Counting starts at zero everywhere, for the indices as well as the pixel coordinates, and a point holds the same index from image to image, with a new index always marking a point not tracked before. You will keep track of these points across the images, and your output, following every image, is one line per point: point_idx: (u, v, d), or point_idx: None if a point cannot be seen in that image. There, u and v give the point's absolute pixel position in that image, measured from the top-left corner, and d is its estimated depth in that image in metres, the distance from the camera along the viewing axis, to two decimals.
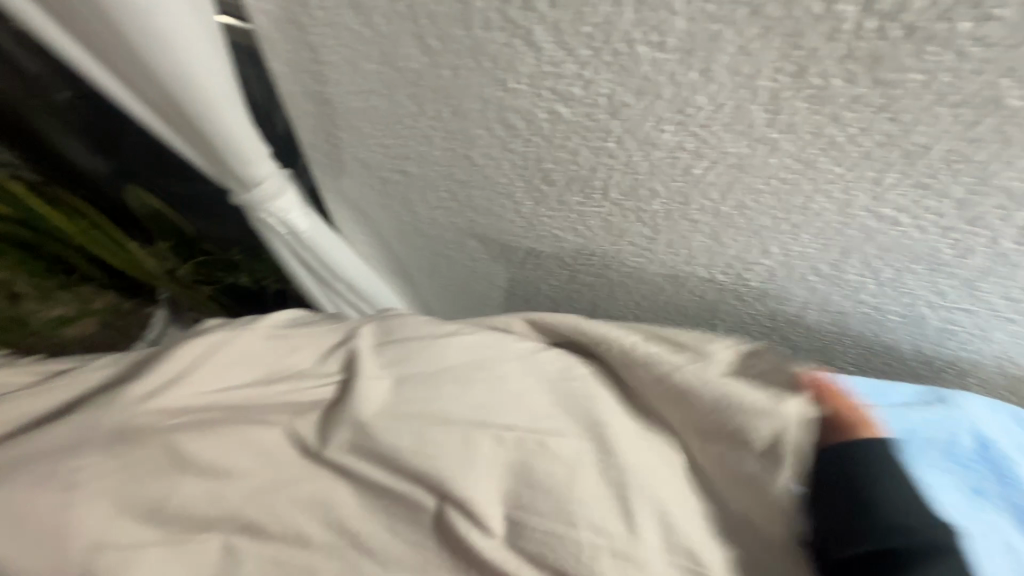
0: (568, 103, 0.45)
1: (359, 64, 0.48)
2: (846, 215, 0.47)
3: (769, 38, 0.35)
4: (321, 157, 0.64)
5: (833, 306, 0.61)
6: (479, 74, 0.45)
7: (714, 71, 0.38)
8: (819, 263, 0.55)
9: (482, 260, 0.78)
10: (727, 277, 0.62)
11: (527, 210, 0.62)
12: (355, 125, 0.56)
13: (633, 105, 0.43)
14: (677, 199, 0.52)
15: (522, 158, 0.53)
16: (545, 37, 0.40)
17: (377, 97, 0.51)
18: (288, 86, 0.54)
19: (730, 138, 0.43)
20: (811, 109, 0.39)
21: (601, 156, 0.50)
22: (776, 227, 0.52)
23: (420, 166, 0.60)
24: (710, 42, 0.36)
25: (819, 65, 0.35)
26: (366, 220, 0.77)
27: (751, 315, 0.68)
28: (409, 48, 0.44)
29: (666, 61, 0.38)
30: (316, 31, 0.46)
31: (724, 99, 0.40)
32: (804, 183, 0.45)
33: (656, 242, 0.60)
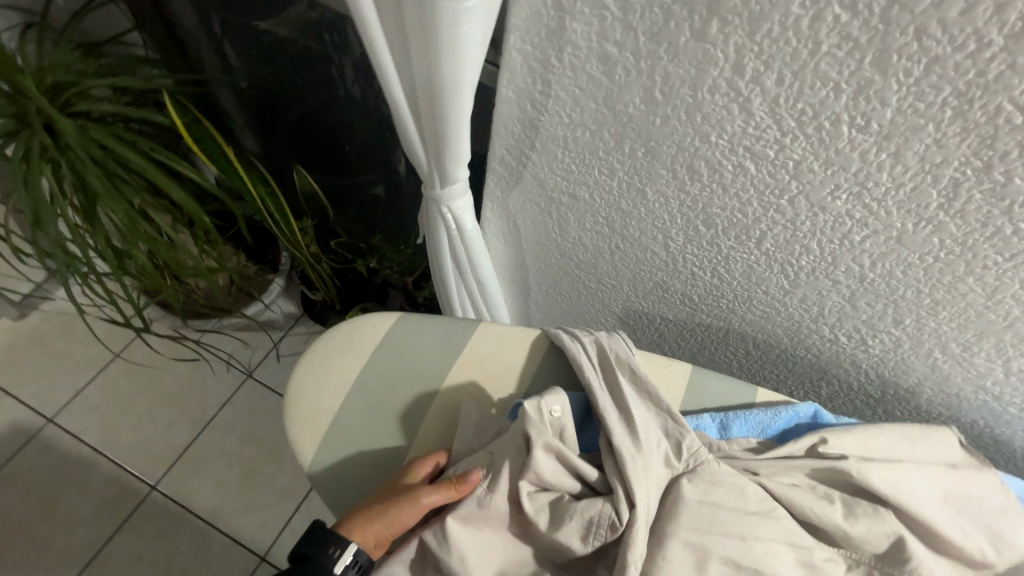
0: (757, 160, 0.53)
1: (581, 101, 0.58)
2: (991, 301, 0.53)
3: (967, 136, 0.42)
4: (502, 170, 0.76)
5: (951, 387, 0.65)
6: (687, 125, 0.54)
7: (904, 155, 0.46)
8: (950, 342, 0.59)
9: (607, 285, 0.86)
10: (850, 340, 0.67)
11: (675, 246, 0.70)
12: (550, 150, 0.67)
13: (818, 172, 0.51)
14: (826, 259, 0.59)
15: (692, 201, 0.62)
16: (760, 105, 0.48)
17: (584, 130, 0.62)
18: (507, 109, 0.65)
19: (899, 214, 0.50)
20: (986, 201, 0.45)
21: (768, 210, 0.58)
22: (916, 301, 0.57)
23: (592, 193, 0.70)
24: (911, 132, 0.44)
25: (1006, 165, 0.42)
26: (513, 230, 0.87)
27: (860, 383, 0.73)
28: (633, 96, 0.54)
29: (863, 141, 0.46)
30: (558, 71, 0.57)
31: (906, 179, 0.47)
32: (957, 265, 0.51)
33: (790, 295, 0.66)
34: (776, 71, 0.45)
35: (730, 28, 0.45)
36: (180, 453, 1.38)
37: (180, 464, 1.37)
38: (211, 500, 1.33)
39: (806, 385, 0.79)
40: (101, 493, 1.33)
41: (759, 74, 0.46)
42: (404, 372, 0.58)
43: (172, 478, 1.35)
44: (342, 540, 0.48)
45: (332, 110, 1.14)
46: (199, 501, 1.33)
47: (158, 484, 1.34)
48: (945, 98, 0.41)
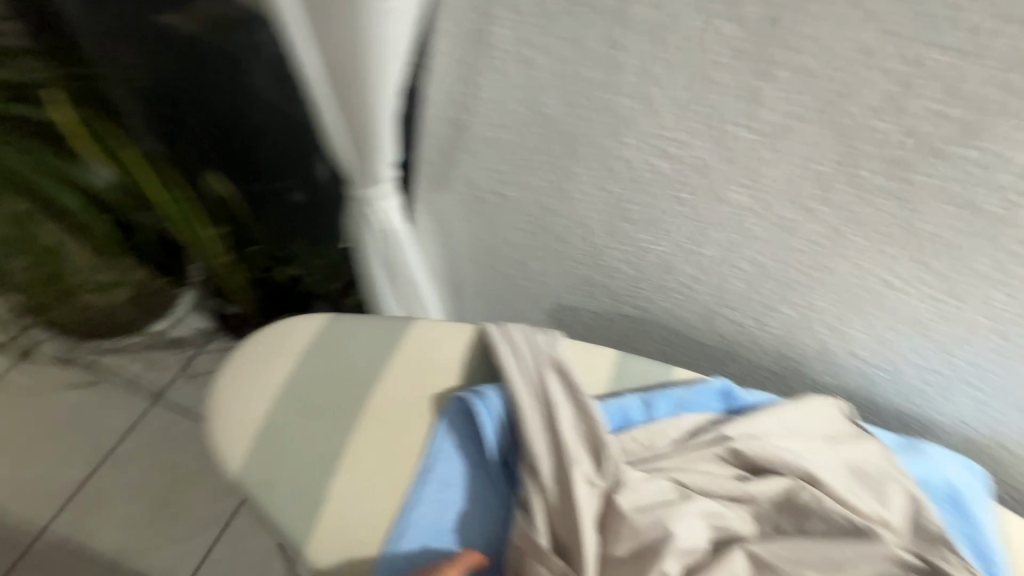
0: (665, 159, 0.59)
1: (506, 103, 0.61)
2: (858, 277, 0.62)
3: (830, 135, 0.50)
4: (430, 171, 0.77)
5: (832, 356, 0.75)
6: (603, 127, 0.59)
7: (784, 152, 0.53)
8: (829, 316, 0.69)
9: (537, 282, 0.90)
10: (751, 321, 0.76)
11: (598, 241, 0.75)
12: (478, 150, 0.69)
13: (716, 168, 0.57)
14: (728, 247, 0.66)
15: (611, 197, 0.67)
16: (665, 108, 0.54)
17: (509, 131, 0.65)
18: (434, 110, 0.67)
19: (783, 204, 0.58)
20: (848, 191, 0.53)
21: (677, 204, 0.64)
22: (801, 281, 0.66)
23: (519, 192, 0.72)
24: (788, 132, 0.51)
25: (861, 160, 0.50)
26: (443, 231, 0.88)
27: (762, 359, 0.82)
28: (554, 98, 0.58)
29: (751, 140, 0.53)
30: (483, 73, 0.60)
31: (787, 174, 0.55)
32: (831, 247, 0.60)
33: (699, 283, 0.73)
34: (677, 77, 0.51)
35: (636, 37, 0.50)
36: (76, 490, 1.23)
37: (75, 503, 1.22)
38: (113, 539, 1.19)
39: (717, 365, 0.87)
40: None
41: (663, 79, 0.52)
42: (333, 375, 0.57)
43: (67, 516, 1.21)
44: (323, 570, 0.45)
45: (247, 111, 1.09)
46: (99, 541, 1.19)
47: (51, 525, 1.19)
48: (812, 103, 0.48)
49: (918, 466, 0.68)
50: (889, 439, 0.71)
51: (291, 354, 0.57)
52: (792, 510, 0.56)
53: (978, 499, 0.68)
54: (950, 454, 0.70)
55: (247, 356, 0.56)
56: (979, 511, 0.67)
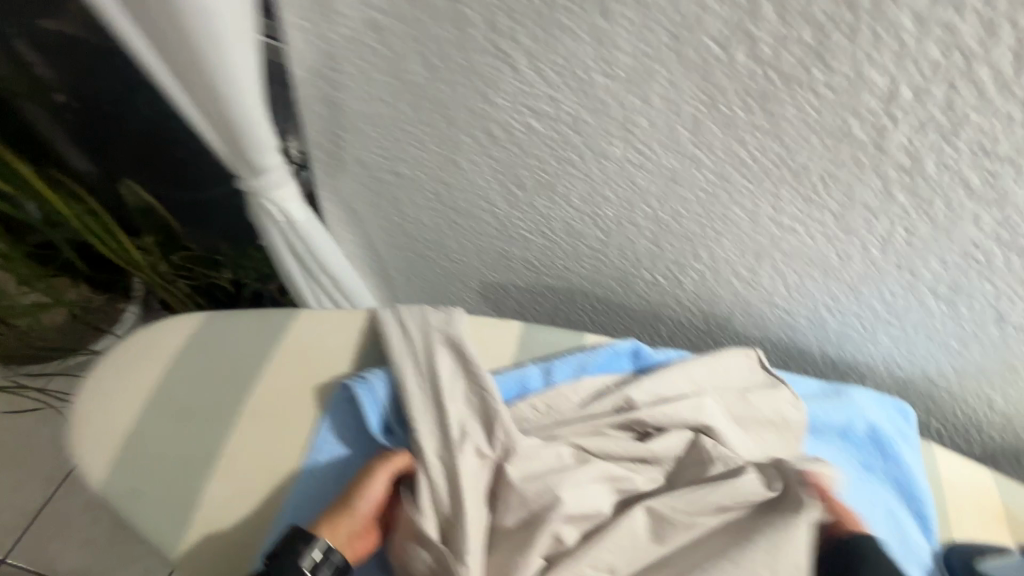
0: (539, 117, 0.56)
1: (370, 74, 0.58)
2: (756, 224, 0.59)
3: (689, 74, 0.47)
4: (324, 156, 0.74)
5: (754, 309, 0.73)
6: (470, 90, 0.56)
7: (650, 98, 0.50)
8: (739, 267, 0.66)
9: (458, 261, 0.87)
10: (667, 280, 0.73)
11: (501, 212, 0.72)
12: (360, 128, 0.66)
13: (590, 122, 0.54)
14: (625, 205, 0.63)
15: (500, 164, 0.64)
16: (523, 62, 0.51)
17: (383, 104, 0.61)
18: (306, 90, 0.64)
19: (665, 154, 0.55)
20: (723, 133, 0.51)
21: (564, 165, 0.61)
22: (703, 233, 0.63)
23: (412, 168, 0.70)
24: (648, 75, 0.48)
25: (726, 98, 0.47)
26: (355, 218, 0.85)
27: (689, 318, 0.79)
28: (414, 63, 0.55)
29: (615, 87, 0.50)
30: (338, 44, 0.56)
31: (659, 121, 0.52)
32: (722, 195, 0.57)
33: (608, 246, 0.71)
34: (525, 27, 0.48)
35: None
36: (33, 517, 1.21)
37: (33, 530, 1.20)
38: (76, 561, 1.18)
39: (649, 329, 0.85)
40: None
41: (512, 31, 0.48)
42: (208, 376, 0.55)
43: (26, 546, 1.18)
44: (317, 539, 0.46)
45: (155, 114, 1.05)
46: (62, 564, 1.17)
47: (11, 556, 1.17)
48: (662, 40, 0.45)
49: (843, 410, 0.67)
50: (816, 385, 0.69)
51: (163, 357, 0.55)
52: (693, 464, 0.56)
53: (902, 437, 0.67)
54: (873, 396, 0.67)
55: (114, 359, 0.54)
56: (902, 451, 0.67)
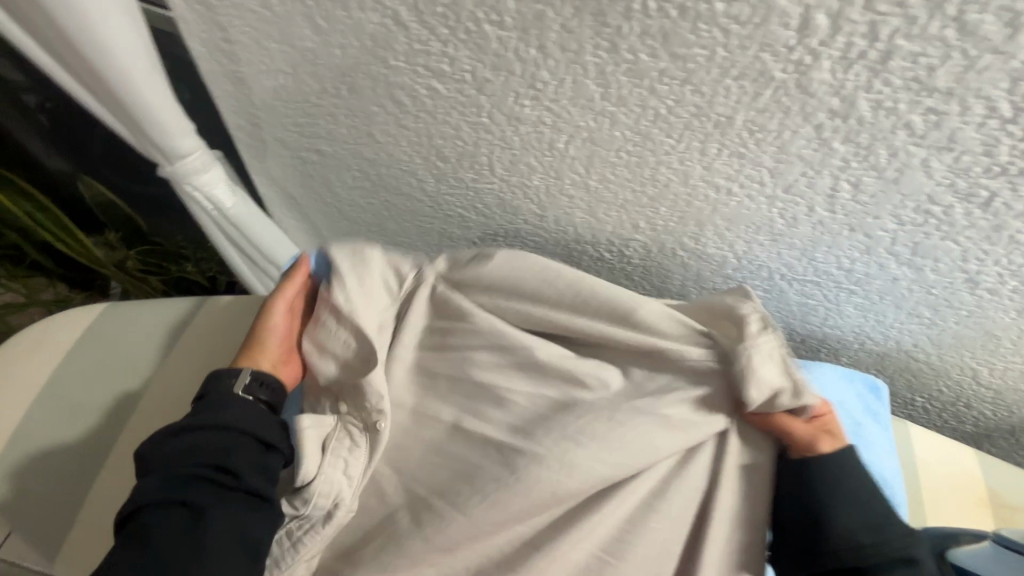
0: (441, 79, 0.51)
1: (263, 43, 0.54)
2: (690, 186, 0.54)
3: (581, 17, 0.41)
4: (246, 138, 0.70)
5: (707, 282, 0.67)
6: (364, 53, 0.51)
7: (548, 47, 0.45)
8: (683, 237, 0.61)
9: (403, 244, 0.83)
10: (612, 255, 0.68)
11: (431, 188, 0.68)
12: (271, 105, 0.62)
13: (493, 81, 0.49)
14: (551, 174, 0.58)
15: (416, 135, 0.59)
16: (409, 16, 0.46)
17: (285, 77, 0.58)
18: (208, 66, 0.60)
19: (578, 112, 0.50)
20: (633, 83, 0.45)
21: (480, 132, 0.56)
22: (638, 201, 0.58)
23: (333, 145, 0.66)
24: (538, 21, 0.43)
25: (626, 42, 0.42)
26: (295, 204, 0.82)
27: (643, 295, 0.74)
28: (302, 27, 0.51)
29: (509, 38, 0.45)
30: (224, 12, 0.52)
31: (563, 74, 0.46)
32: (648, 155, 0.52)
33: (545, 220, 0.66)
34: None
35: None
36: None
37: None
38: None
39: None
40: None
41: None
42: None
43: None
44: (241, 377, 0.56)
45: None
46: None
47: None
48: None
49: None
50: None
51: None
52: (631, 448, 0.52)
53: (872, 418, 0.62)
54: (837, 373, 0.63)
55: (27, 361, 0.63)
56: (864, 429, 0.62)
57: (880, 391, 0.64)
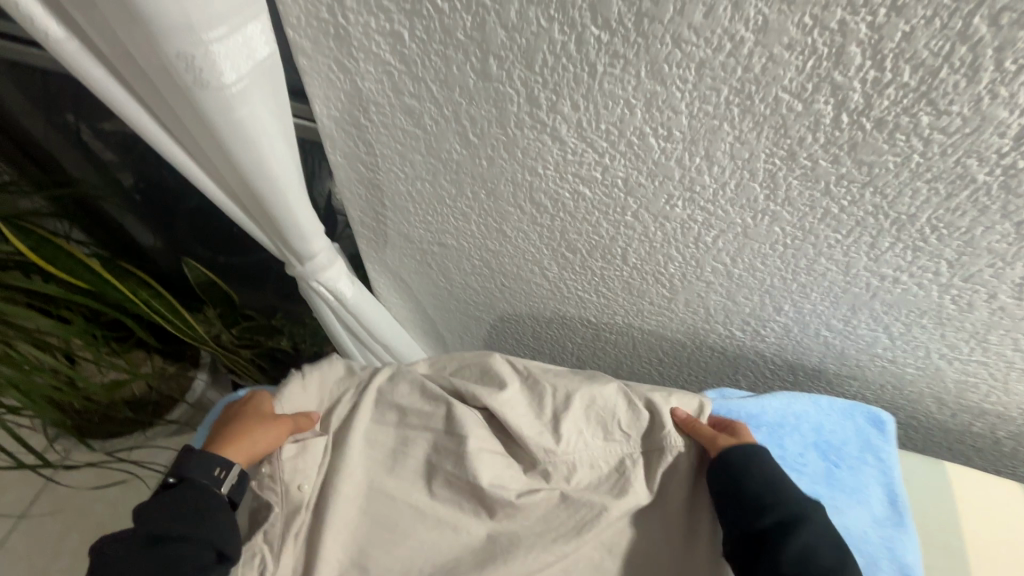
0: (589, 184, 0.51)
1: (407, 155, 0.56)
2: (849, 275, 0.52)
3: (760, 130, 0.41)
4: (367, 233, 0.72)
5: (849, 358, 0.64)
6: (512, 163, 0.52)
7: (715, 156, 0.44)
8: (831, 318, 0.58)
9: (511, 321, 0.82)
10: (744, 332, 0.66)
11: (554, 275, 0.67)
12: (401, 206, 0.64)
13: (647, 185, 0.49)
14: (691, 263, 0.57)
15: (549, 231, 0.59)
16: (568, 132, 0.47)
17: (422, 182, 0.59)
18: (344, 173, 0.62)
19: (736, 211, 0.49)
20: (804, 185, 0.44)
21: (620, 228, 0.56)
22: (785, 286, 0.56)
23: (457, 238, 0.67)
24: (711, 134, 0.43)
25: (806, 150, 0.41)
26: (404, 286, 0.83)
27: (771, 368, 0.71)
28: (451, 142, 0.52)
29: (672, 149, 0.45)
30: (373, 130, 0.54)
31: (727, 178, 0.46)
32: (806, 248, 0.50)
33: (674, 302, 0.65)
34: (568, 98, 0.44)
35: (508, 64, 0.42)
36: None
37: None
38: None
39: (725, 380, 0.76)
40: None
41: (554, 103, 0.44)
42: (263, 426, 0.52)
43: None
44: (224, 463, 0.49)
45: None
46: None
47: None
48: (726, 98, 0.39)
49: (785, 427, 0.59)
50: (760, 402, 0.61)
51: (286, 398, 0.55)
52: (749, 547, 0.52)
53: (830, 462, 0.59)
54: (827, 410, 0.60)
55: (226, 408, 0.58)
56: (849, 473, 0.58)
57: (838, 437, 0.59)
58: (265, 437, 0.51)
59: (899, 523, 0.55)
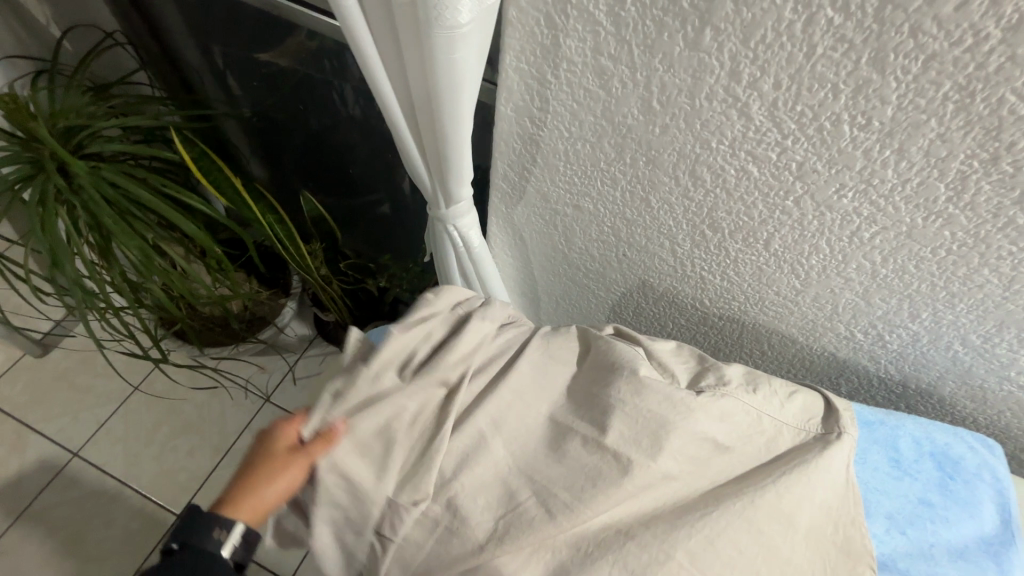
0: (760, 163, 0.53)
1: (578, 114, 0.59)
2: (1009, 290, 0.52)
3: (970, 129, 0.42)
4: (505, 187, 0.76)
5: (973, 378, 0.64)
6: (686, 133, 0.54)
7: (909, 151, 0.45)
8: (969, 333, 0.58)
9: (617, 293, 0.85)
10: (866, 336, 0.66)
11: (683, 251, 0.69)
12: (552, 164, 0.68)
13: (821, 172, 0.51)
14: (837, 257, 0.58)
15: (697, 206, 0.62)
16: (759, 110, 0.48)
17: (584, 143, 0.62)
18: (507, 126, 0.66)
19: (908, 209, 0.50)
20: (996, 192, 0.45)
21: (775, 212, 0.57)
22: (932, 294, 0.56)
23: (595, 203, 0.70)
24: (913, 128, 0.44)
25: (1013, 156, 0.42)
26: (520, 245, 0.87)
27: (881, 378, 0.71)
28: (631, 106, 0.55)
29: (864, 139, 0.46)
30: (555, 87, 0.57)
31: (912, 174, 0.47)
32: (971, 256, 0.51)
33: (802, 295, 0.66)
34: (772, 76, 0.46)
35: (723, 36, 0.45)
36: (203, 481, 1.33)
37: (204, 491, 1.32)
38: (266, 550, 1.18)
39: (825, 383, 0.77)
40: (128, 524, 1.28)
41: (756, 79, 0.46)
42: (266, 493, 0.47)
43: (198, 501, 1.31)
44: (227, 525, 0.46)
45: (332, 133, 1.15)
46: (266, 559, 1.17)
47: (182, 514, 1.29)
48: (945, 93, 0.41)
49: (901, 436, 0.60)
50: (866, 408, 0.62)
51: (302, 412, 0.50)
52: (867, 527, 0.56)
53: (946, 474, 0.59)
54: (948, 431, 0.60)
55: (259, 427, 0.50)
56: (971, 487, 0.58)
57: (956, 451, 0.59)
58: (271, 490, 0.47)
59: (1006, 544, 0.57)
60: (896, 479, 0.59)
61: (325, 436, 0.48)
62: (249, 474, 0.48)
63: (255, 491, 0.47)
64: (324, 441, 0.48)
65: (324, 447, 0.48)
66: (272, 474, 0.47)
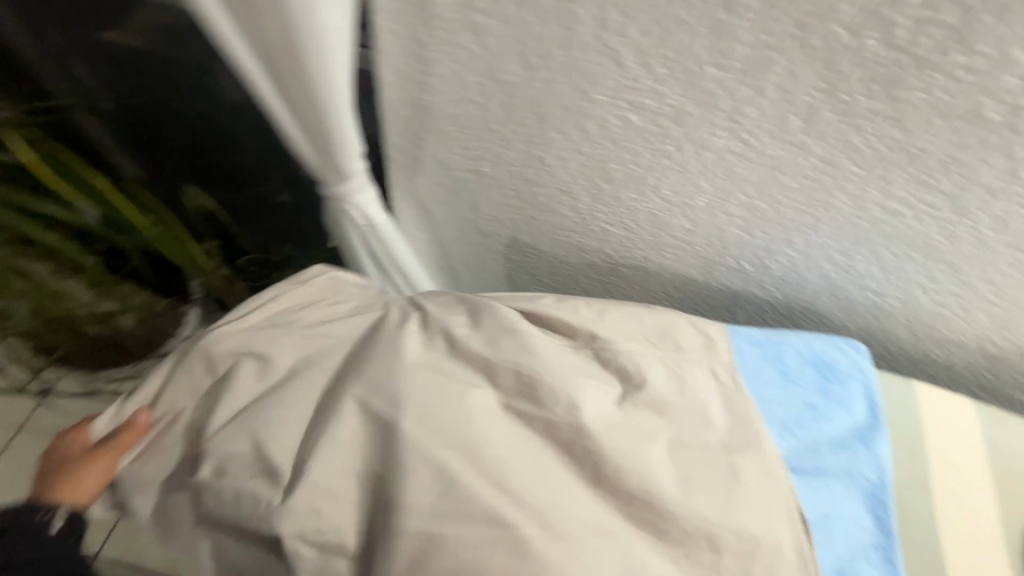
0: (639, 111, 0.55)
1: (462, 75, 0.58)
2: (860, 208, 0.58)
3: (810, 62, 0.46)
4: (402, 158, 0.74)
5: (842, 292, 0.71)
6: (568, 86, 0.55)
7: (764, 87, 0.49)
8: (833, 252, 0.65)
9: (529, 255, 0.86)
10: (753, 266, 0.72)
11: (584, 206, 0.71)
12: (444, 129, 0.66)
13: (694, 114, 0.54)
14: (719, 194, 0.62)
15: (590, 159, 0.63)
16: (631, 58, 0.50)
17: (471, 104, 0.61)
18: (391, 93, 0.63)
19: (771, 142, 0.54)
20: (839, 119, 0.50)
21: (659, 157, 0.60)
22: (801, 220, 0.62)
23: (493, 166, 0.70)
24: (763, 65, 0.47)
25: (847, 84, 0.47)
26: (428, 219, 0.85)
27: (771, 304, 0.78)
28: (512, 62, 0.55)
29: (726, 79, 0.49)
30: (434, 47, 0.56)
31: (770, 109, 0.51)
32: (828, 181, 0.56)
33: (694, 235, 0.70)
34: (637, 22, 0.47)
35: None
36: None
37: None
38: None
39: (725, 317, 0.83)
40: None
41: (622, 26, 0.48)
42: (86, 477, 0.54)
43: None
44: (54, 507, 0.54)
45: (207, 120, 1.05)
46: None
47: None
48: (784, 29, 0.44)
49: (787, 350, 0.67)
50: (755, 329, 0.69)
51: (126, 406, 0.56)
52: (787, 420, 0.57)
53: (825, 378, 0.66)
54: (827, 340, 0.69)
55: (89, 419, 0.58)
56: (846, 384, 0.66)
57: (831, 357, 0.68)
58: (89, 479, 0.54)
59: (876, 431, 0.64)
60: (785, 388, 0.64)
61: (132, 426, 0.54)
62: (72, 465, 0.55)
63: (72, 474, 0.54)
64: (132, 430, 0.53)
65: (134, 435, 0.53)
66: (89, 464, 0.54)
